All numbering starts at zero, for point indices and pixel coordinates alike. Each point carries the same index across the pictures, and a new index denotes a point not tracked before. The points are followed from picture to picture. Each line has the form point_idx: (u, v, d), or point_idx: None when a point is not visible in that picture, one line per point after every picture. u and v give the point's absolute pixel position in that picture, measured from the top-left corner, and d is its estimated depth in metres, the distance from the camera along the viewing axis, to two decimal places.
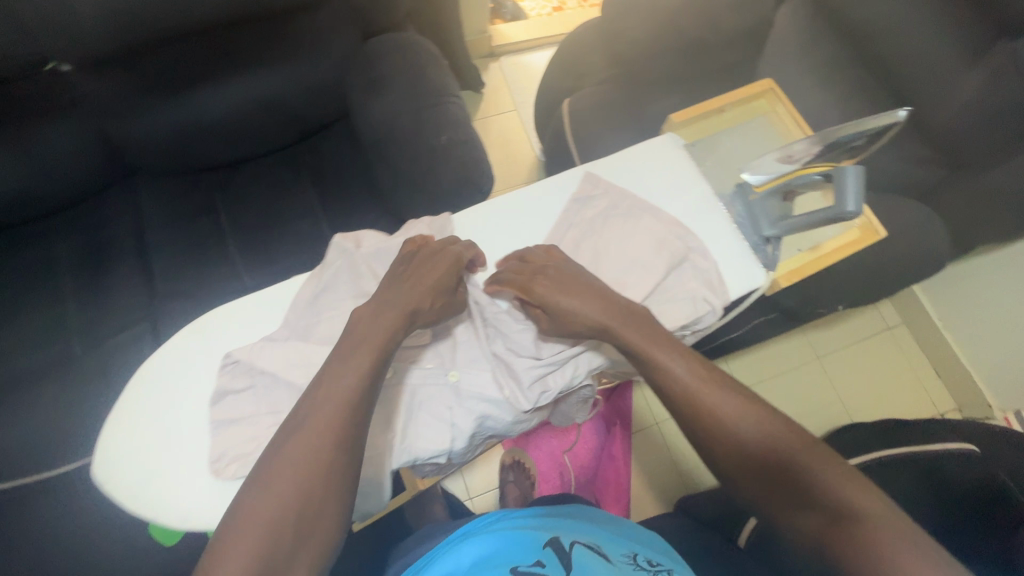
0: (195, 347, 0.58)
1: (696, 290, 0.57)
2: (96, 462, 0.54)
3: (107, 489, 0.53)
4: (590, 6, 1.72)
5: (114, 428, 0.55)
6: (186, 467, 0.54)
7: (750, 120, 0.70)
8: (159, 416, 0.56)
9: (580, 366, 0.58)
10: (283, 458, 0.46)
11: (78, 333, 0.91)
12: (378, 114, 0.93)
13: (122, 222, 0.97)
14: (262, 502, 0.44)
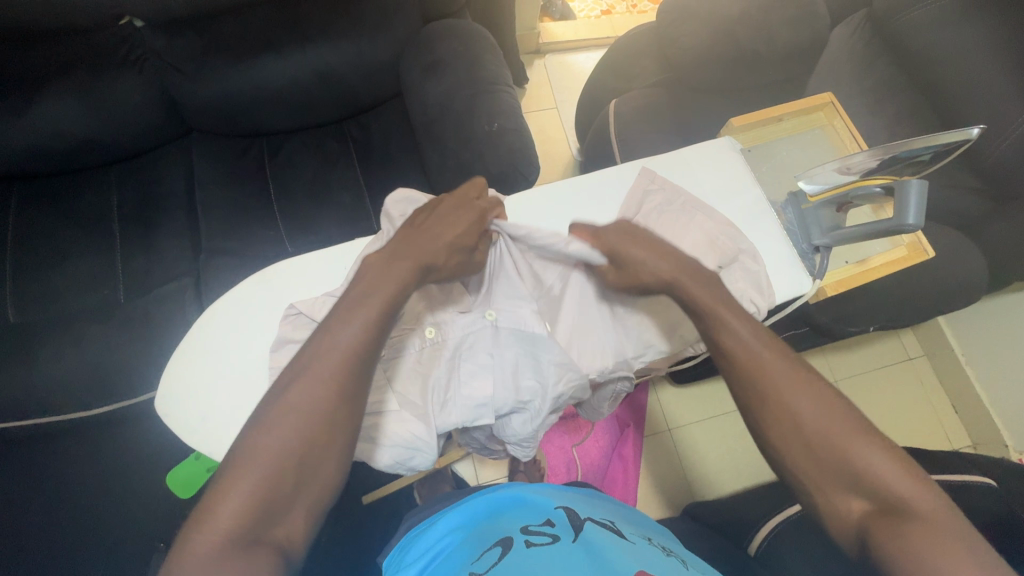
0: (255, 300, 0.63)
1: (744, 290, 0.59)
2: (162, 393, 0.59)
3: (172, 420, 0.58)
4: (639, 12, 1.73)
5: (181, 365, 0.61)
6: (238, 408, 0.59)
7: (805, 133, 0.72)
8: (220, 359, 0.61)
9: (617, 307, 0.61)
10: (285, 399, 0.46)
11: (126, 282, 0.95)
12: (434, 96, 0.95)
13: (175, 180, 1.00)
14: (262, 442, 0.44)
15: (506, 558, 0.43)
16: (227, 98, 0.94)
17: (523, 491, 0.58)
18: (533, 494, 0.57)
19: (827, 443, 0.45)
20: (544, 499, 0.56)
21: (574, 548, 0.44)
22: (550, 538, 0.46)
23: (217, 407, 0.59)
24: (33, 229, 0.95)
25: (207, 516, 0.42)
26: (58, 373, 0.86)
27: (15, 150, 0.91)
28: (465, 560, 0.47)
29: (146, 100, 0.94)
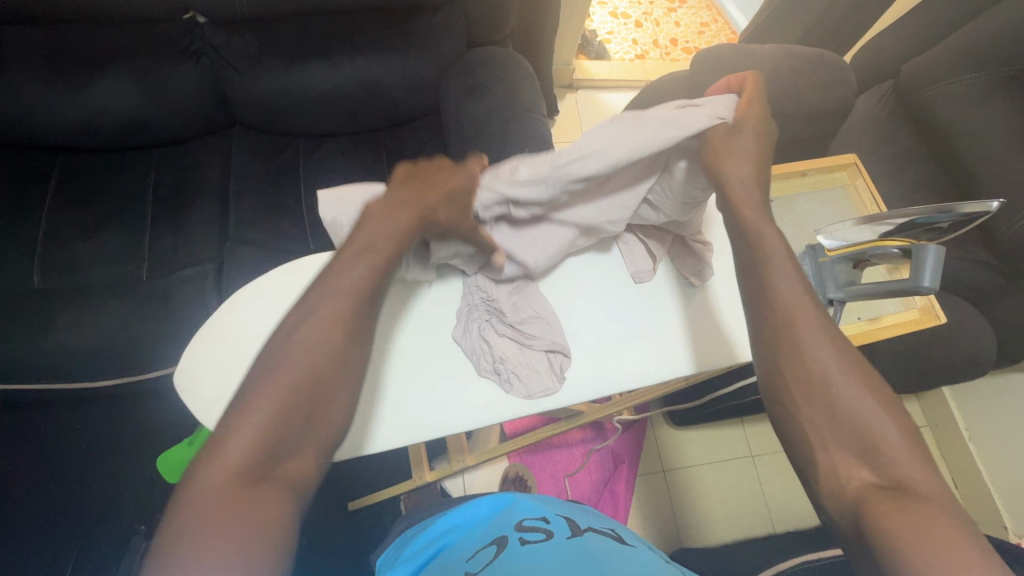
0: (285, 289, 0.65)
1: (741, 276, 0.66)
2: (179, 369, 0.60)
3: (187, 398, 0.59)
4: (671, 61, 1.80)
5: (202, 345, 0.62)
6: None
7: (827, 190, 0.74)
8: (242, 345, 0.62)
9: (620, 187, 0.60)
10: (287, 340, 0.46)
11: (151, 260, 0.97)
12: (472, 115, 0.99)
13: (213, 168, 1.04)
14: (268, 381, 0.44)
15: (502, 555, 0.45)
16: (274, 94, 0.98)
17: (518, 496, 0.60)
18: (527, 500, 0.59)
19: (824, 470, 0.44)
20: (538, 505, 0.58)
21: (571, 546, 0.46)
22: (544, 537, 0.48)
23: (231, 389, 0.60)
24: (72, 200, 0.99)
25: (216, 454, 0.41)
26: (73, 341, 0.88)
27: (67, 123, 0.95)
28: (461, 559, 0.49)
29: (198, 89, 0.98)
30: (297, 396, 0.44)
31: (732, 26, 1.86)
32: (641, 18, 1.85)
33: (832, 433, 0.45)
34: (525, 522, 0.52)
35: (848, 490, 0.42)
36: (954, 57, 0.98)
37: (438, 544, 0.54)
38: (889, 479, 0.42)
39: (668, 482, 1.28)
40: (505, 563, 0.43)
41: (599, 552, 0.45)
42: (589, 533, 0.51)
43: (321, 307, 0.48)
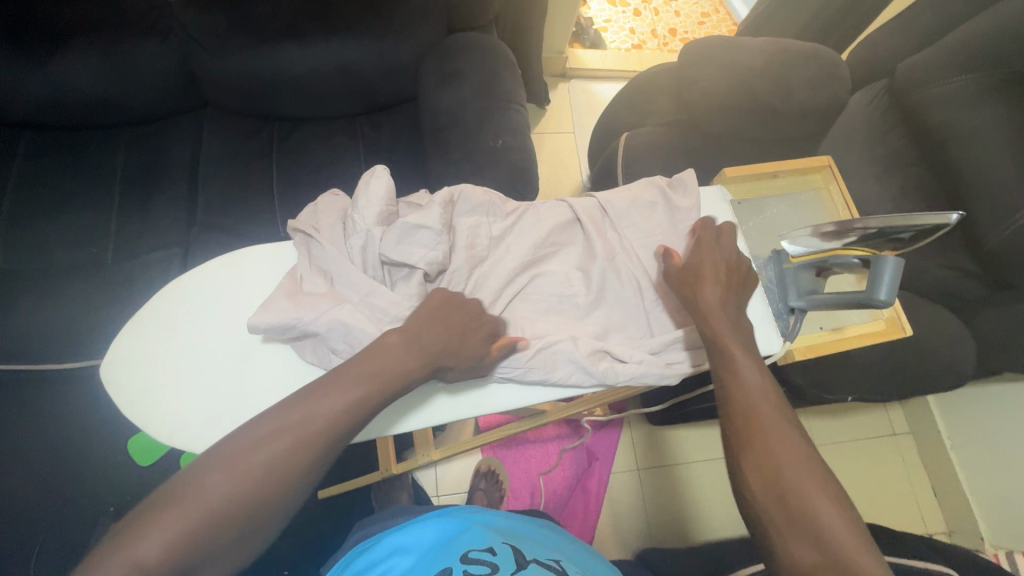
0: (221, 279, 0.63)
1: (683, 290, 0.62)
2: (107, 359, 0.59)
3: (113, 390, 0.58)
4: (669, 51, 1.75)
5: (132, 335, 0.61)
6: (180, 385, 0.59)
7: (798, 193, 0.71)
8: (172, 335, 0.61)
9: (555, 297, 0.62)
10: (249, 447, 0.46)
11: (116, 242, 0.95)
12: (449, 104, 0.97)
13: (183, 149, 1.02)
14: (208, 484, 0.44)
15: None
16: (244, 76, 0.96)
17: (465, 525, 0.64)
18: (470, 524, 0.65)
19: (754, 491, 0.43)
20: (480, 528, 0.64)
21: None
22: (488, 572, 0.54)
23: (159, 381, 0.59)
24: (35, 178, 0.97)
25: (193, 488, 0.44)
26: (37, 323, 0.87)
27: (32, 99, 0.93)
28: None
29: (166, 68, 0.95)
30: (217, 519, 0.43)
31: (734, 17, 1.81)
32: (640, 6, 1.80)
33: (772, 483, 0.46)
34: (471, 553, 0.58)
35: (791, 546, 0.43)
36: (950, 57, 0.94)
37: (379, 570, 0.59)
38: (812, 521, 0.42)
39: (641, 482, 1.26)
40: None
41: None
42: (534, 565, 0.56)
43: (288, 415, 0.47)
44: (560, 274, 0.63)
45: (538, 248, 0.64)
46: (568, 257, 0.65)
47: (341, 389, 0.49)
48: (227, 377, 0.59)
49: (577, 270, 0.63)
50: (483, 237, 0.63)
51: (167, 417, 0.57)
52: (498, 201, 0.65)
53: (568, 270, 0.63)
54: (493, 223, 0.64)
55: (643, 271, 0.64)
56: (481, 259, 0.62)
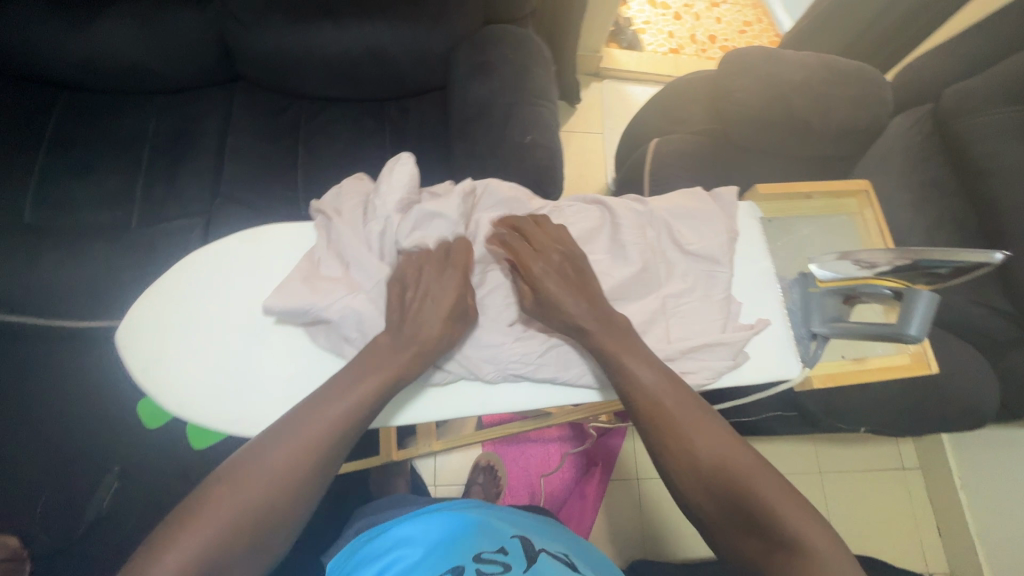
0: (239, 254, 0.63)
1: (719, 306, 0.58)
2: (123, 324, 0.60)
3: (126, 354, 0.59)
4: (707, 58, 1.72)
5: (149, 301, 0.61)
6: (193, 356, 0.59)
7: (830, 216, 0.67)
8: (188, 305, 0.61)
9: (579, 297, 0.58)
10: (251, 456, 0.48)
11: (141, 208, 0.96)
12: (478, 96, 0.96)
13: (212, 120, 1.02)
14: (221, 496, 0.45)
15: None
16: (277, 53, 0.96)
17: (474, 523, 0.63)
18: (483, 519, 0.65)
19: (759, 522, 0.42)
20: (495, 525, 0.64)
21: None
22: (503, 569, 0.53)
23: (172, 350, 0.59)
24: (69, 136, 0.98)
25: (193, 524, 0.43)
26: (58, 281, 0.89)
27: (69, 59, 0.94)
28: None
29: (201, 39, 0.96)
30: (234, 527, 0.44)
31: (776, 29, 1.77)
32: (680, 10, 1.77)
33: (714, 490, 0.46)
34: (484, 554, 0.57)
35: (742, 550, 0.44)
36: (1000, 86, 0.90)
37: (391, 557, 0.60)
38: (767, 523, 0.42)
39: (639, 492, 1.25)
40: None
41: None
42: (542, 558, 0.57)
43: (285, 427, 0.49)
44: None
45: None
46: (595, 261, 0.58)
47: (321, 414, 0.50)
48: (239, 353, 0.59)
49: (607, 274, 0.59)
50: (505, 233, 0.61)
51: (179, 387, 0.57)
52: (523, 197, 0.64)
53: (593, 276, 0.58)
54: (515, 219, 0.63)
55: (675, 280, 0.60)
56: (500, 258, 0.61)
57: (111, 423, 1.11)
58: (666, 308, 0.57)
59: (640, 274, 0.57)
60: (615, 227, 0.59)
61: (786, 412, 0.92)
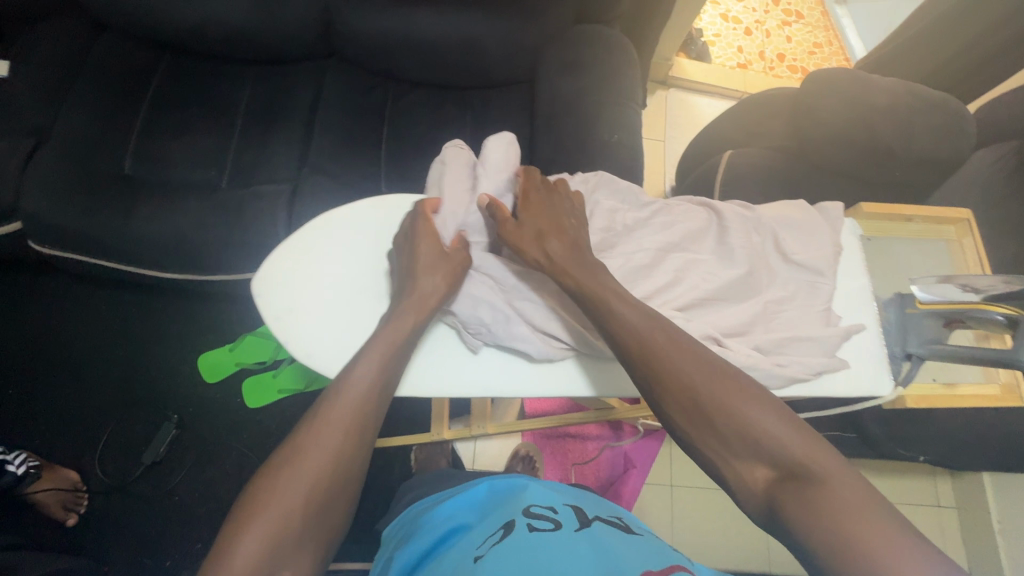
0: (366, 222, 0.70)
1: (819, 312, 0.60)
2: (259, 272, 0.65)
3: (261, 301, 0.64)
4: (774, 76, 1.71)
5: (282, 255, 0.66)
6: (321, 308, 0.64)
7: (930, 240, 0.68)
8: (318, 263, 0.66)
9: (684, 290, 0.59)
10: (293, 457, 0.48)
11: (232, 170, 1.00)
12: (566, 91, 0.98)
13: (303, 92, 1.06)
14: (273, 498, 0.45)
15: (510, 539, 0.51)
16: (375, 33, 0.99)
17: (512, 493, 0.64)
18: (535, 486, 0.65)
19: None
20: (535, 491, 0.64)
21: (577, 537, 0.51)
22: (553, 526, 0.53)
23: (301, 302, 0.64)
24: (169, 97, 1.02)
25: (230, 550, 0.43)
26: (151, 232, 0.92)
27: (180, 23, 0.99)
28: (470, 540, 0.56)
29: (305, 13, 0.99)
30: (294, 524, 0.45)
31: (847, 52, 1.76)
32: (751, 26, 1.76)
33: (717, 424, 0.47)
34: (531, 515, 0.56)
35: (758, 489, 0.45)
36: None
37: (439, 535, 0.60)
38: (787, 469, 0.44)
39: (672, 497, 1.26)
40: (510, 549, 0.49)
41: (601, 546, 0.49)
42: (597, 523, 0.55)
43: (318, 423, 0.50)
44: (693, 274, 0.60)
45: (668, 246, 0.62)
46: (700, 261, 0.61)
47: (337, 409, 0.51)
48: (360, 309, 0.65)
49: (716, 271, 0.60)
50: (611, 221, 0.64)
51: (306, 335, 0.63)
52: (635, 195, 0.67)
53: (699, 273, 0.60)
54: (627, 215, 0.65)
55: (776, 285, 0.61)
56: (611, 244, 0.62)
57: (176, 374, 1.16)
58: (766, 311, 0.59)
59: (744, 277, 0.60)
60: (722, 231, 0.63)
61: (844, 433, 0.92)
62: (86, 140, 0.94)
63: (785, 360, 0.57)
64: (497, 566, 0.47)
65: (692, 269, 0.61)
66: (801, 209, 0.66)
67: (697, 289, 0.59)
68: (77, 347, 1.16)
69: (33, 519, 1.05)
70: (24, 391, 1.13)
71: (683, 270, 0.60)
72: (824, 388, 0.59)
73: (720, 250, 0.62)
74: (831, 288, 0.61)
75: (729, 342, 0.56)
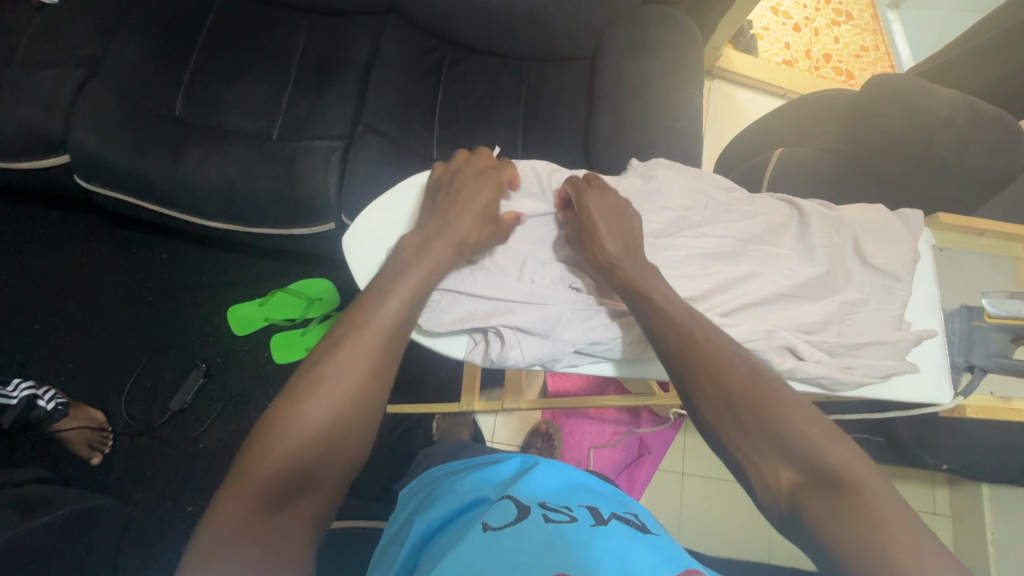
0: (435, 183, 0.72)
1: (883, 316, 0.64)
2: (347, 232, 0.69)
3: (351, 259, 0.68)
4: (818, 76, 1.69)
5: (369, 216, 0.70)
6: None
7: (995, 257, 0.73)
8: (400, 226, 0.70)
9: (758, 279, 0.64)
10: (313, 385, 0.49)
11: (284, 121, 0.98)
12: (630, 73, 0.96)
13: (360, 49, 1.03)
14: (290, 423, 0.47)
15: (522, 522, 0.50)
16: None
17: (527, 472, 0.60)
18: (546, 464, 0.62)
19: None
20: (550, 477, 0.60)
21: (592, 536, 0.47)
22: (569, 519, 0.51)
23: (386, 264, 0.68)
24: (226, 40, 1.00)
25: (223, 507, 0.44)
26: (199, 177, 0.91)
27: None
28: (481, 513, 0.55)
29: None
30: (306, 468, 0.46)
31: (892, 59, 1.74)
32: (801, 22, 1.73)
33: (746, 426, 0.48)
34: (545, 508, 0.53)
35: (781, 491, 0.45)
36: None
37: (451, 512, 0.58)
38: (821, 484, 0.44)
39: (683, 485, 1.29)
40: (519, 534, 0.48)
41: (615, 551, 0.46)
42: (614, 521, 0.51)
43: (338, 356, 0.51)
44: (771, 271, 0.64)
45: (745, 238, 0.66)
46: (779, 257, 0.66)
47: (342, 365, 0.50)
48: None
49: (788, 268, 0.65)
50: (697, 209, 0.68)
51: None
52: (722, 187, 0.70)
53: (779, 269, 0.65)
54: (712, 205, 0.69)
55: (843, 286, 0.65)
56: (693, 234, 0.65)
57: (207, 322, 1.16)
58: (842, 312, 0.63)
59: (821, 275, 0.65)
60: (803, 229, 0.67)
61: (871, 437, 0.94)
62: (142, 76, 0.95)
63: (850, 356, 0.62)
64: (503, 549, 0.46)
65: (768, 263, 0.65)
66: (876, 213, 0.70)
67: (771, 285, 0.63)
68: (110, 286, 1.16)
69: (57, 455, 1.05)
70: (55, 326, 1.12)
71: (760, 263, 0.65)
72: (885, 388, 0.63)
73: (798, 246, 0.67)
74: (906, 295, 0.65)
75: (803, 348, 0.60)
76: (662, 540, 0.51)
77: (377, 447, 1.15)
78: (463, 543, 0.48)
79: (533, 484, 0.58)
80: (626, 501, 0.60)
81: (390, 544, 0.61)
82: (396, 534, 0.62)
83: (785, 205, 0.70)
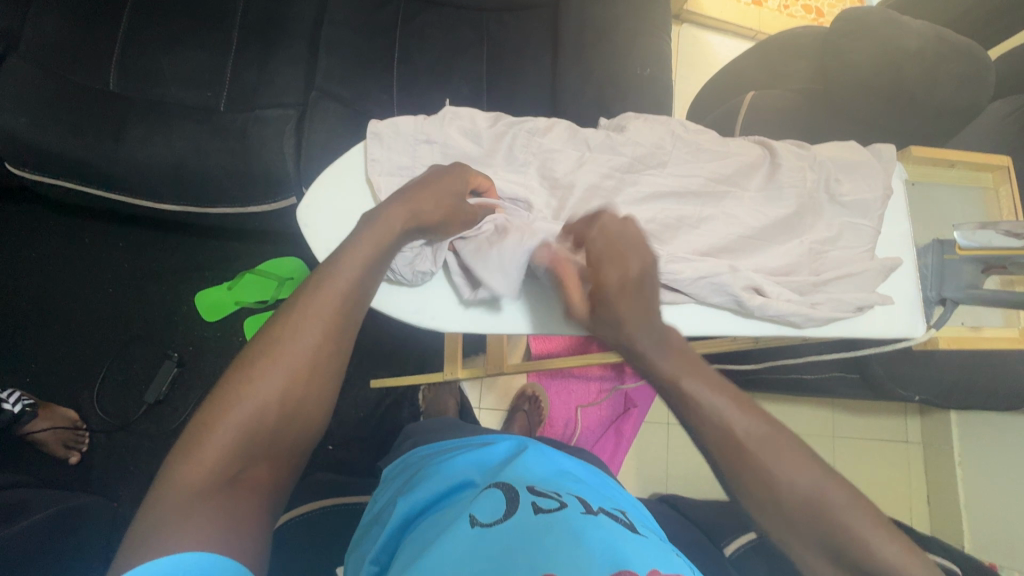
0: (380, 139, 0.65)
1: (854, 255, 0.64)
2: (300, 205, 0.66)
3: (307, 232, 0.65)
4: (787, 15, 1.65)
5: (324, 185, 0.67)
6: None
7: (961, 189, 0.74)
8: (356, 193, 0.67)
9: (725, 222, 0.64)
10: (265, 341, 0.48)
11: (231, 90, 0.92)
12: (595, 19, 0.93)
13: (306, 4, 0.96)
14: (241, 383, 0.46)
15: (511, 517, 0.48)
16: None
17: (517, 458, 0.60)
18: (533, 451, 0.62)
19: None
20: (539, 464, 0.59)
21: (582, 527, 0.47)
22: (558, 508, 0.50)
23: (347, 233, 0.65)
24: (156, 2, 0.92)
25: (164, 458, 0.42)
26: (141, 156, 0.85)
27: None
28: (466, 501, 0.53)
29: None
30: None
31: None
32: None
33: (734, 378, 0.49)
34: (530, 496, 0.52)
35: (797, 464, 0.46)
36: None
37: (435, 497, 0.57)
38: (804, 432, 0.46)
39: (669, 434, 1.32)
40: (508, 530, 0.47)
41: (599, 545, 0.45)
42: (604, 513, 0.51)
43: (283, 319, 0.49)
44: (735, 213, 0.64)
45: (715, 182, 0.65)
46: (745, 199, 0.65)
47: (290, 314, 0.49)
48: None
49: (757, 210, 0.64)
50: (666, 154, 0.66)
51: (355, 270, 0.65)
52: (691, 130, 0.68)
53: (748, 212, 0.64)
54: (682, 149, 0.67)
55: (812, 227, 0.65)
56: (662, 181, 0.64)
57: (174, 310, 1.12)
58: (812, 253, 0.64)
59: (792, 216, 0.64)
60: (774, 168, 0.66)
61: (847, 373, 0.96)
62: (67, 48, 0.87)
63: (820, 296, 0.62)
64: (489, 549, 0.45)
65: (738, 207, 0.64)
66: (848, 148, 0.69)
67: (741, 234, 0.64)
68: (64, 278, 1.10)
69: (31, 456, 1.01)
70: (12, 323, 1.07)
71: (730, 207, 0.65)
72: (858, 327, 0.64)
73: (769, 188, 0.66)
74: (873, 229, 0.65)
75: (769, 287, 0.61)
76: (649, 536, 0.51)
77: (363, 423, 1.15)
78: (449, 536, 0.47)
79: (520, 471, 0.57)
80: (613, 492, 0.60)
81: (371, 524, 0.61)
82: (379, 515, 0.61)
83: (757, 145, 0.69)
